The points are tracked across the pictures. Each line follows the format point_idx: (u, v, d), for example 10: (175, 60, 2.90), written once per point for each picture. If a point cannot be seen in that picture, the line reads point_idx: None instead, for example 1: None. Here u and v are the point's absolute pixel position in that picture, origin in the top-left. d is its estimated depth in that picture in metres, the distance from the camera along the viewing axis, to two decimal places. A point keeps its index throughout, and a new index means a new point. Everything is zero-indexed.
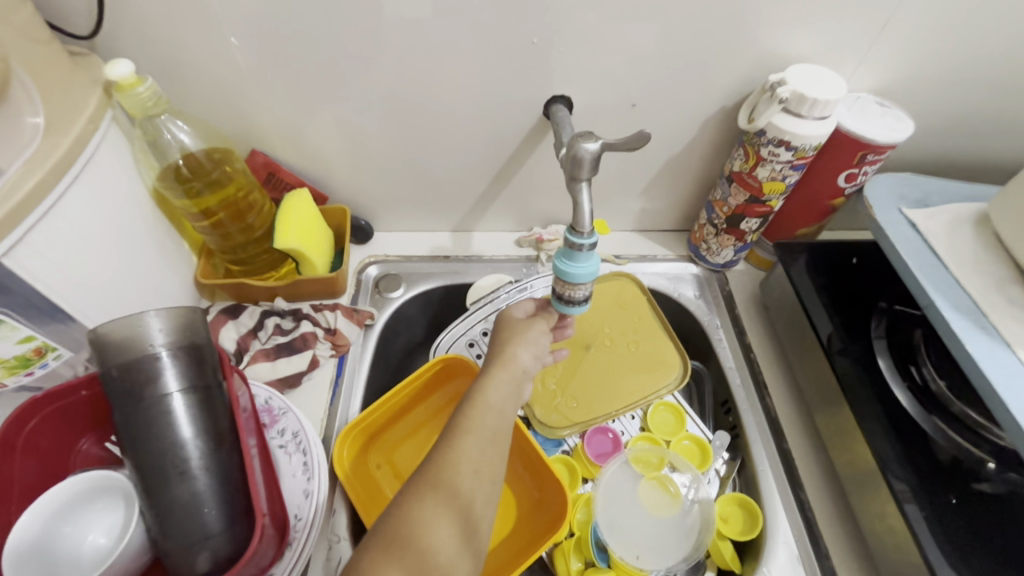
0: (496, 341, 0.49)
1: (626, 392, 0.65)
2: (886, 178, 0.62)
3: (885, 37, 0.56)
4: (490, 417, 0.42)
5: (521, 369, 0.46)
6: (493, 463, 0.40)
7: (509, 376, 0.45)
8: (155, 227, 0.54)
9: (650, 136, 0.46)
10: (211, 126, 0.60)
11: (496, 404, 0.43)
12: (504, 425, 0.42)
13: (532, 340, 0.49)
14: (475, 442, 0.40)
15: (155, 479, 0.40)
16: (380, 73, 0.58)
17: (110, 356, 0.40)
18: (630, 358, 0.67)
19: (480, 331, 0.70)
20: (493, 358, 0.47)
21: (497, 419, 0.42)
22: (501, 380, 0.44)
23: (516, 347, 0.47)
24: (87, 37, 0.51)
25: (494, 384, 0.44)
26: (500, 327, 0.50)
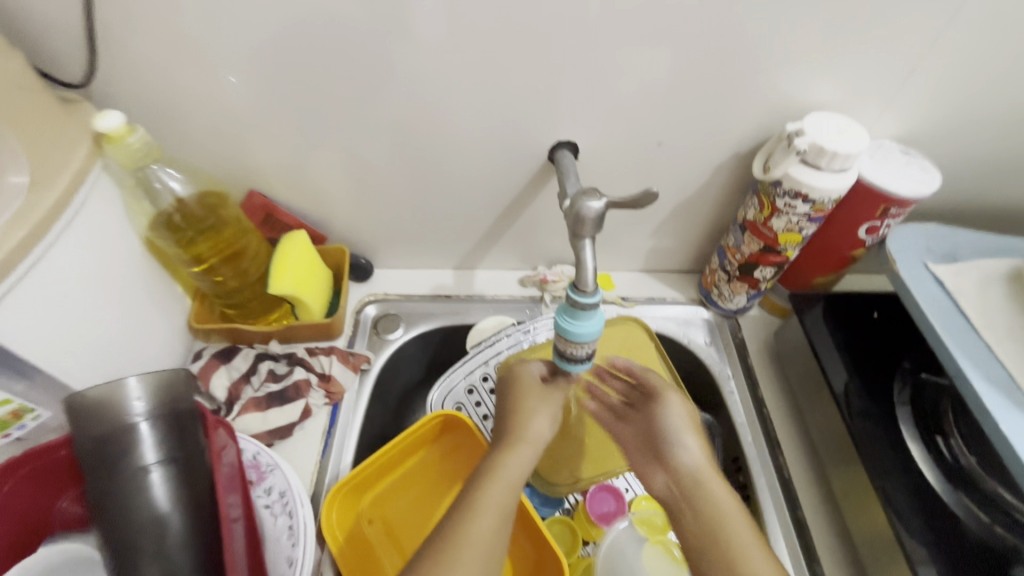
0: (516, 411, 0.52)
1: None
2: (911, 228, 0.58)
3: (909, 84, 0.54)
4: (502, 494, 0.45)
5: (538, 441, 0.50)
6: (500, 537, 0.42)
7: (527, 444, 0.49)
8: (145, 273, 0.53)
9: (656, 195, 0.44)
10: (209, 166, 0.59)
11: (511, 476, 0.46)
12: (517, 498, 0.45)
13: (548, 413, 0.53)
14: (487, 518, 0.43)
15: (127, 558, 0.38)
16: (382, 116, 0.56)
17: (85, 425, 0.39)
18: None
19: (480, 375, 0.68)
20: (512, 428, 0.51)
21: (504, 492, 0.45)
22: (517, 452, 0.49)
23: (534, 418, 0.52)
24: (82, 82, 0.50)
25: (512, 458, 0.48)
26: (517, 390, 0.54)
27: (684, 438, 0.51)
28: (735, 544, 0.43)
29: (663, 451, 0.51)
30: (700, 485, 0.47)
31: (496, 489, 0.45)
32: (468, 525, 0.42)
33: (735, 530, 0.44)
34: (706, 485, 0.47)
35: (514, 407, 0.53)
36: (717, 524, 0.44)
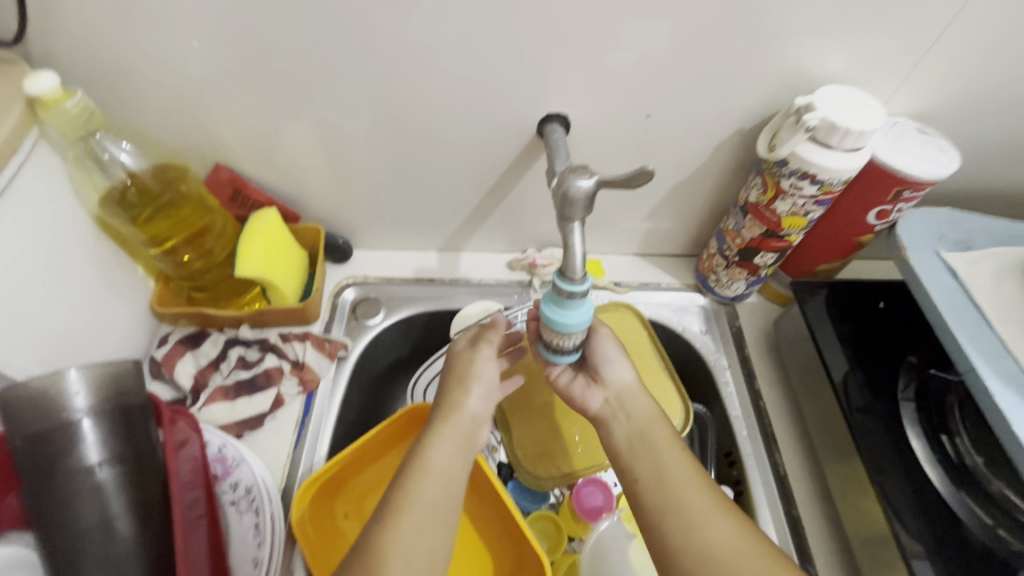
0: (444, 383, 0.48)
1: None
2: (922, 214, 0.54)
3: (930, 57, 0.49)
4: (433, 487, 0.41)
5: (470, 418, 0.46)
6: (437, 537, 0.39)
7: (458, 431, 0.45)
8: (97, 253, 0.49)
9: (653, 174, 0.39)
10: (169, 138, 0.54)
11: (439, 471, 0.42)
12: (450, 488, 0.42)
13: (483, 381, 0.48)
14: (421, 503, 0.40)
15: (66, 566, 0.35)
16: (355, 84, 0.51)
17: (19, 422, 0.35)
18: None
19: None
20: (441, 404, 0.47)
21: (438, 491, 0.41)
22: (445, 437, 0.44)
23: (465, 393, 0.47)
24: (16, 40, 0.45)
25: (438, 444, 0.44)
26: (450, 362, 0.50)
27: (615, 360, 0.51)
28: (667, 464, 0.45)
29: (594, 374, 0.51)
30: (631, 400, 0.49)
31: (428, 488, 0.41)
32: (397, 526, 0.39)
33: (672, 456, 0.45)
34: (636, 400, 0.49)
35: (448, 387, 0.48)
36: (654, 454, 0.46)
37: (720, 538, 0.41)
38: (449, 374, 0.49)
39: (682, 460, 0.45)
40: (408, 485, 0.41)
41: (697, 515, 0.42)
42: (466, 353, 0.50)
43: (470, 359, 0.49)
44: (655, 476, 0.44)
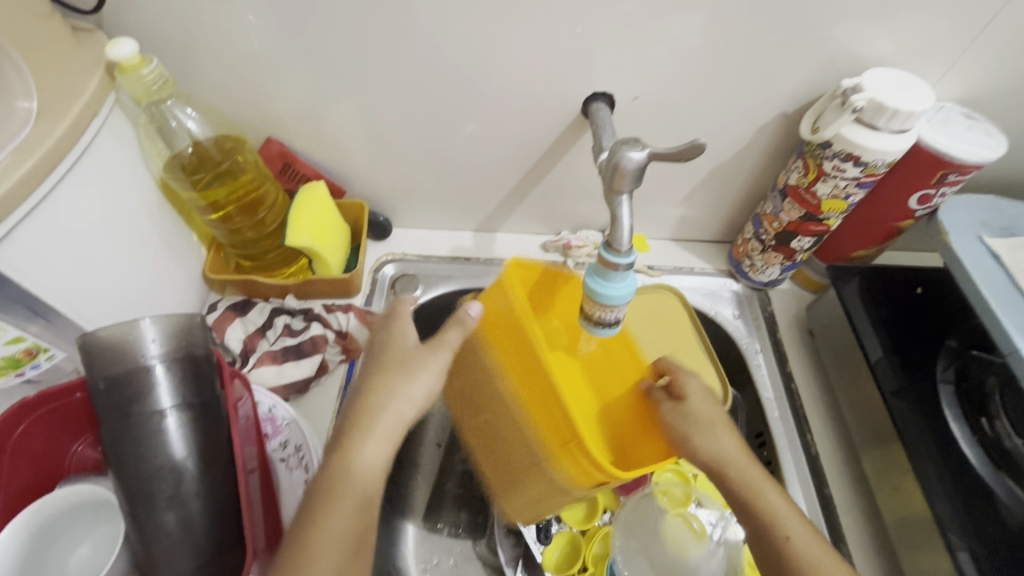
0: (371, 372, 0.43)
1: None
2: (965, 200, 0.55)
3: (981, 41, 0.49)
4: (365, 480, 0.39)
5: (400, 412, 0.42)
6: (360, 526, 0.37)
7: (389, 433, 0.41)
8: (158, 218, 0.51)
9: (704, 147, 0.41)
10: (223, 112, 0.56)
11: (369, 471, 0.39)
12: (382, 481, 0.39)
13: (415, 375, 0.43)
14: (339, 517, 0.36)
15: (142, 500, 0.37)
16: (406, 62, 0.53)
17: (98, 366, 0.37)
18: None
19: None
20: (362, 392, 0.42)
21: (369, 482, 0.39)
22: (374, 439, 0.40)
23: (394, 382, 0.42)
24: (91, 11, 0.47)
25: (367, 446, 0.40)
26: (383, 353, 0.44)
27: (713, 419, 0.47)
28: (779, 513, 0.43)
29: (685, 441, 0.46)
30: (712, 445, 0.46)
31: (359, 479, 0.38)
32: (324, 520, 0.36)
33: (738, 458, 0.45)
34: (699, 412, 0.47)
35: (370, 377, 0.43)
36: (774, 525, 0.42)
37: (796, 536, 0.41)
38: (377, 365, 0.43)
39: (738, 453, 0.46)
40: (336, 475, 0.38)
41: (762, 495, 0.43)
42: (405, 346, 0.44)
43: (408, 352, 0.44)
44: (716, 464, 0.45)
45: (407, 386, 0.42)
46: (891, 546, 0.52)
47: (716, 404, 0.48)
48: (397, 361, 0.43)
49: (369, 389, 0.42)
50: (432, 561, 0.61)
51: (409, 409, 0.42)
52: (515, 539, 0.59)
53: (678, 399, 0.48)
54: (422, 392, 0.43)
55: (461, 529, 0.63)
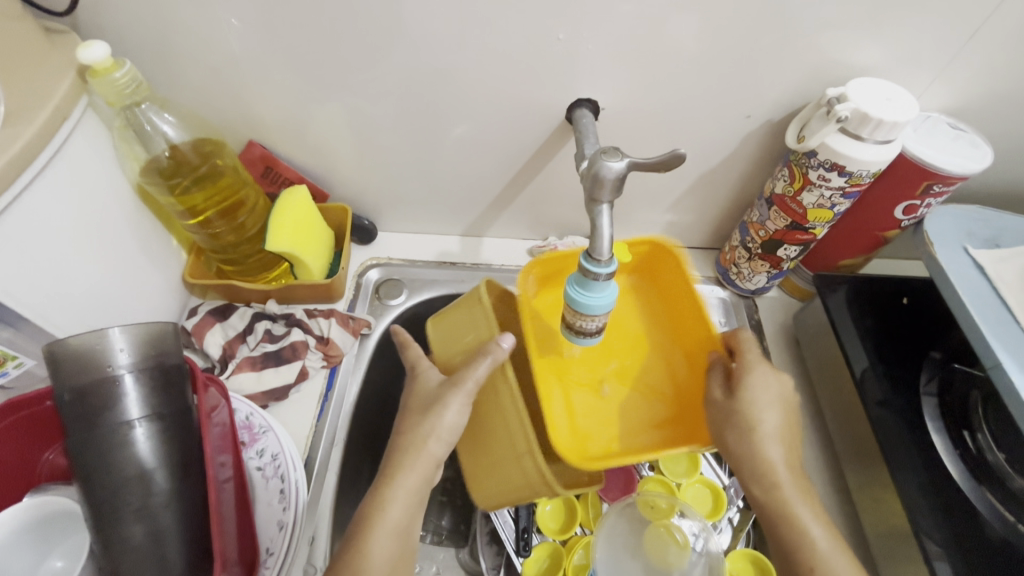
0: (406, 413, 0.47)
1: None
2: (950, 211, 0.54)
3: (967, 51, 0.49)
4: (401, 512, 0.43)
5: (433, 454, 0.45)
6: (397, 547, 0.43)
7: (421, 475, 0.44)
8: (135, 222, 0.50)
9: (685, 157, 0.40)
10: (204, 115, 0.56)
11: (394, 522, 0.43)
12: (417, 506, 0.44)
13: (449, 416, 0.45)
14: (379, 540, 0.42)
15: (108, 515, 0.36)
16: (387, 66, 0.52)
17: (64, 376, 0.36)
18: None
19: None
20: (403, 440, 0.45)
21: (403, 511, 0.43)
22: (410, 474, 0.44)
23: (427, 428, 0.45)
24: (65, 12, 0.46)
25: (403, 476, 0.44)
26: (411, 397, 0.49)
27: (768, 414, 0.45)
28: (818, 542, 0.42)
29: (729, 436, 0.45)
30: (770, 450, 0.45)
31: (395, 510, 0.43)
32: (366, 546, 0.41)
33: (783, 467, 0.44)
34: (759, 417, 0.45)
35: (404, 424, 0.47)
36: (815, 555, 0.42)
37: (813, 532, 0.43)
38: (409, 410, 0.47)
39: (781, 461, 0.45)
40: (376, 508, 0.43)
41: (796, 503, 0.43)
42: (428, 388, 0.48)
43: (430, 391, 0.48)
44: (760, 470, 0.44)
45: (435, 424, 0.45)
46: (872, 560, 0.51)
47: (782, 409, 0.46)
48: (424, 403, 0.47)
49: (408, 431, 0.46)
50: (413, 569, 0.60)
51: (438, 445, 0.45)
52: (498, 547, 0.58)
53: (731, 390, 0.46)
54: (451, 426, 0.45)
55: (443, 537, 0.63)
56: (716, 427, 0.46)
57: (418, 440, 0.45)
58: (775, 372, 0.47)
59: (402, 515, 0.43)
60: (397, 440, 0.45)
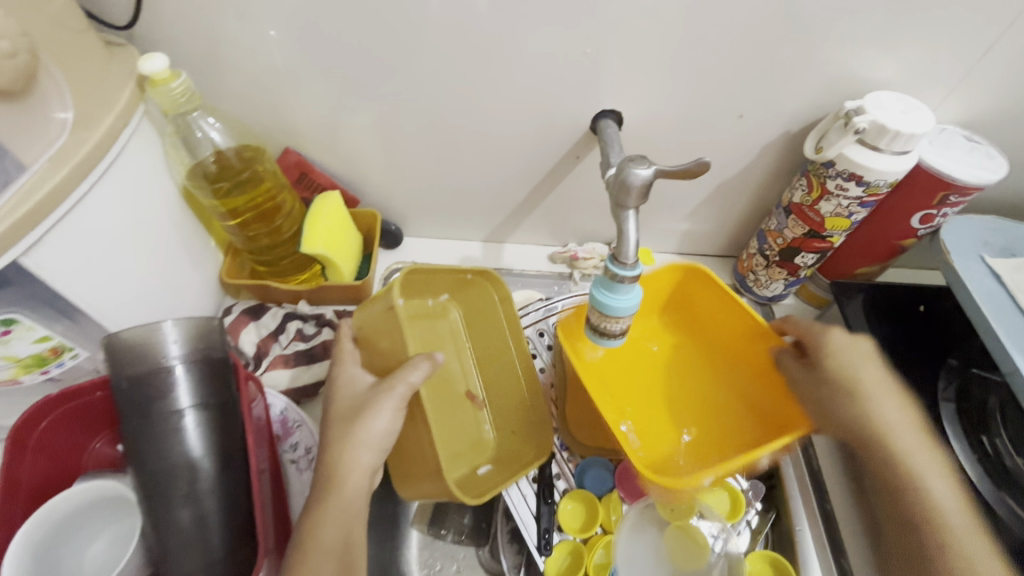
0: (329, 424, 0.46)
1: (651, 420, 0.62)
2: (965, 220, 0.56)
3: (981, 67, 0.50)
4: (335, 531, 0.40)
5: (363, 469, 0.44)
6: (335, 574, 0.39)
7: (353, 485, 0.43)
8: (180, 224, 0.53)
9: (710, 164, 0.42)
10: (246, 124, 0.59)
11: (332, 544, 0.40)
12: (353, 525, 0.42)
13: (374, 422, 0.44)
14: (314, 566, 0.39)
15: (158, 499, 0.38)
16: (419, 78, 0.55)
17: (123, 366, 0.39)
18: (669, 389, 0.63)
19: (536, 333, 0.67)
20: (326, 453, 0.44)
21: (337, 528, 0.41)
22: (342, 504, 0.42)
23: (350, 442, 0.44)
24: (125, 27, 0.49)
25: (339, 498, 0.42)
26: (334, 403, 0.47)
27: (863, 368, 0.48)
28: (937, 497, 0.41)
29: (845, 401, 0.47)
30: (893, 413, 0.46)
31: (330, 530, 0.40)
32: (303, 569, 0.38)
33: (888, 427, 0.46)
34: (860, 369, 0.48)
35: (334, 434, 0.45)
36: (934, 508, 0.41)
37: (937, 490, 0.42)
38: (336, 417, 0.46)
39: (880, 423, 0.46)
40: (311, 527, 0.40)
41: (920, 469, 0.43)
42: (359, 390, 0.48)
43: (356, 397, 0.47)
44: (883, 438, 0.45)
45: (363, 434, 0.44)
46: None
47: (882, 379, 0.48)
48: (356, 406, 0.46)
49: (337, 437, 0.44)
50: (434, 566, 0.61)
51: (368, 453, 0.44)
52: (518, 546, 0.60)
53: (812, 363, 0.50)
54: (383, 432, 0.45)
55: (464, 535, 0.63)
56: (835, 395, 0.47)
57: (346, 444, 0.44)
58: (866, 350, 0.49)
59: (336, 534, 0.40)
60: (322, 455, 0.44)
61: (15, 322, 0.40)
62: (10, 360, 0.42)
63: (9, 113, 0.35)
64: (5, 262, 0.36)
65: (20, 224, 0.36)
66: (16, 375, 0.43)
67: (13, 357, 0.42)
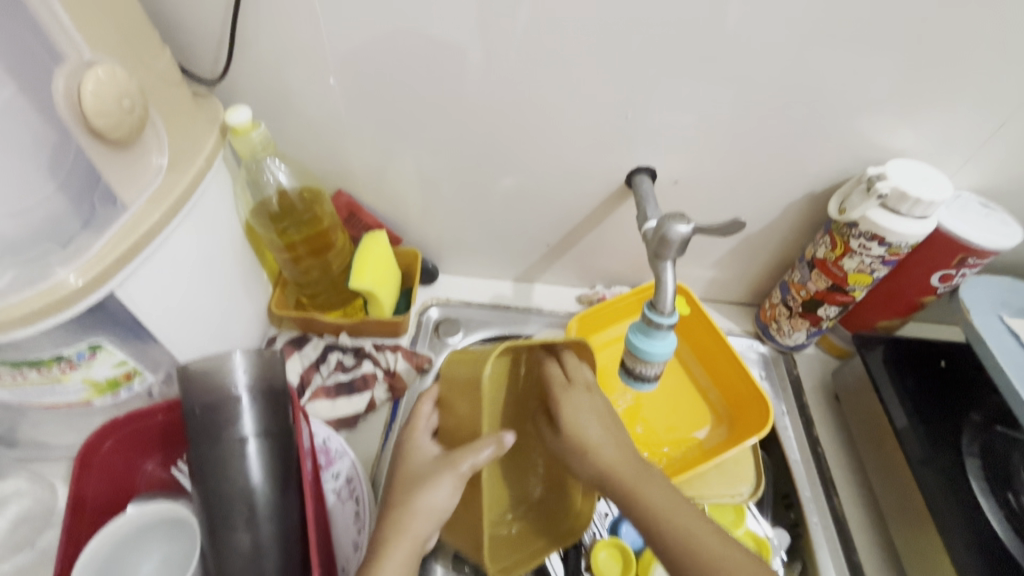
0: (398, 491, 0.45)
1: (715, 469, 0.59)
2: (984, 280, 0.58)
3: (993, 140, 0.54)
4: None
5: (419, 532, 0.42)
6: None
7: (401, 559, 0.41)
8: (241, 257, 0.56)
9: (743, 224, 0.46)
10: (307, 166, 0.63)
11: None
12: None
13: (435, 496, 0.43)
14: None
15: (222, 521, 0.40)
16: (468, 132, 0.60)
17: (193, 392, 0.42)
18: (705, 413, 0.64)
19: None
20: (393, 512, 0.44)
21: None
22: (398, 551, 0.41)
23: (416, 507, 0.43)
24: (210, 79, 0.55)
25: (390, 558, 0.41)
26: (406, 475, 0.46)
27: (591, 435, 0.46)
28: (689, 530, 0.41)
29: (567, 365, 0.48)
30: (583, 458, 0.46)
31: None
32: None
33: (624, 470, 0.44)
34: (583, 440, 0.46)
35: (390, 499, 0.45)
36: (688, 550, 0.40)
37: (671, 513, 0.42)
38: (397, 486, 0.45)
39: (623, 461, 0.45)
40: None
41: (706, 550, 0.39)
42: (423, 460, 0.47)
43: (421, 466, 0.46)
44: (603, 478, 0.45)
45: (413, 479, 0.45)
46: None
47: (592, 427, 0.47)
48: (416, 479, 0.45)
49: (400, 501, 0.44)
50: None
51: (425, 526, 0.42)
52: None
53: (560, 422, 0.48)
54: (439, 507, 0.43)
55: None
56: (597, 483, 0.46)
57: (406, 511, 0.43)
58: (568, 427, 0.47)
59: None
60: (390, 509, 0.44)
61: (101, 346, 0.42)
62: (87, 382, 0.44)
63: (120, 158, 0.40)
64: (102, 294, 0.40)
65: (119, 259, 0.40)
66: (90, 398, 0.46)
67: (92, 379, 0.44)
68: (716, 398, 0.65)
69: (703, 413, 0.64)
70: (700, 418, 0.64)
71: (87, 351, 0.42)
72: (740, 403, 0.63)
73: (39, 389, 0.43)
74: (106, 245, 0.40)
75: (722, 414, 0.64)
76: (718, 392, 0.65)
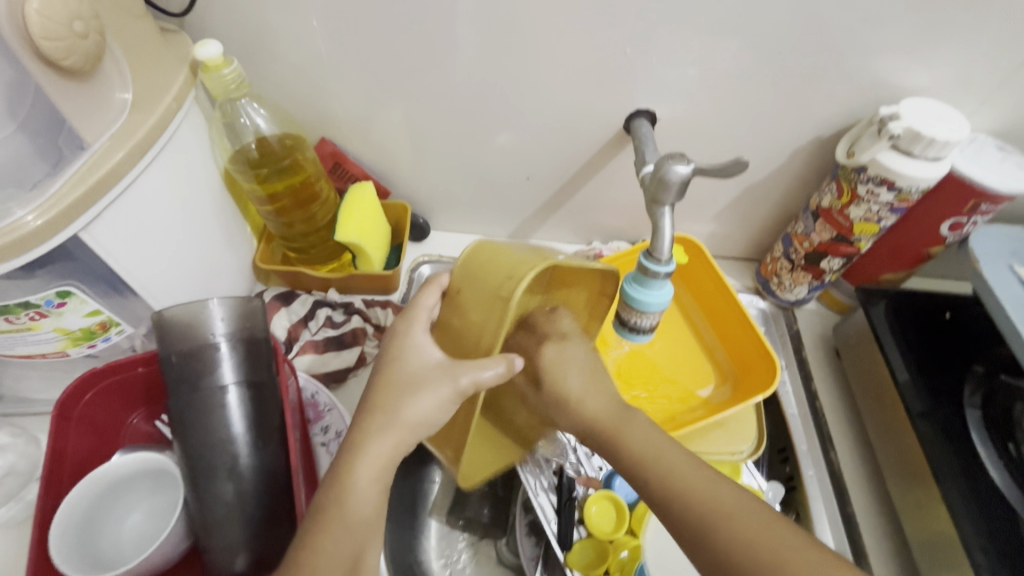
0: (382, 380, 0.40)
1: (713, 426, 0.59)
2: (996, 229, 0.56)
3: (1015, 80, 0.51)
4: (371, 488, 0.37)
5: (404, 434, 0.38)
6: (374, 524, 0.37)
7: (385, 459, 0.37)
8: (222, 208, 0.54)
9: (746, 164, 0.43)
10: (287, 112, 0.60)
11: (359, 513, 0.36)
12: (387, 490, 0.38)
13: (426, 400, 0.38)
14: (359, 495, 0.36)
15: (204, 472, 0.39)
16: (456, 75, 0.56)
17: (172, 339, 0.40)
18: (708, 370, 0.63)
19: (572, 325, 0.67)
20: (372, 407, 0.39)
21: (366, 498, 0.36)
22: (376, 451, 0.37)
23: (404, 405, 0.38)
24: (178, 15, 0.51)
25: (365, 458, 0.37)
26: (391, 366, 0.40)
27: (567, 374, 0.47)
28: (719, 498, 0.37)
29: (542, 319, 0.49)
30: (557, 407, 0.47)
31: (357, 494, 0.36)
32: (330, 533, 0.35)
33: (606, 422, 0.43)
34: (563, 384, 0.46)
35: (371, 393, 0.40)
36: (710, 522, 0.36)
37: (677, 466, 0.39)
38: (380, 381, 0.40)
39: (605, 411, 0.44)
40: (339, 486, 0.36)
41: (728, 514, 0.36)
42: (418, 360, 0.40)
43: (412, 364, 0.40)
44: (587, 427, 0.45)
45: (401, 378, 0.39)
46: (909, 553, 0.54)
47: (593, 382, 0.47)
48: (406, 380, 0.39)
49: (383, 399, 0.39)
50: (452, 556, 0.61)
51: (410, 432, 0.38)
52: (536, 539, 0.58)
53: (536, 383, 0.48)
54: (428, 415, 0.38)
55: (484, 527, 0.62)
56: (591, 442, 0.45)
57: (389, 414, 0.38)
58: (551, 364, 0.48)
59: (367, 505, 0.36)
60: (367, 409, 0.39)
61: (71, 294, 0.40)
62: (60, 332, 0.43)
63: (74, 91, 0.37)
64: (66, 237, 0.38)
65: (80, 200, 0.37)
66: (65, 348, 0.45)
67: (65, 329, 0.43)
68: (721, 354, 0.64)
69: (705, 368, 0.63)
70: (705, 376, 0.63)
71: (57, 298, 0.40)
72: (746, 360, 0.61)
73: (9, 338, 0.41)
74: (66, 184, 0.37)
75: (723, 370, 0.63)
76: (722, 348, 0.64)
